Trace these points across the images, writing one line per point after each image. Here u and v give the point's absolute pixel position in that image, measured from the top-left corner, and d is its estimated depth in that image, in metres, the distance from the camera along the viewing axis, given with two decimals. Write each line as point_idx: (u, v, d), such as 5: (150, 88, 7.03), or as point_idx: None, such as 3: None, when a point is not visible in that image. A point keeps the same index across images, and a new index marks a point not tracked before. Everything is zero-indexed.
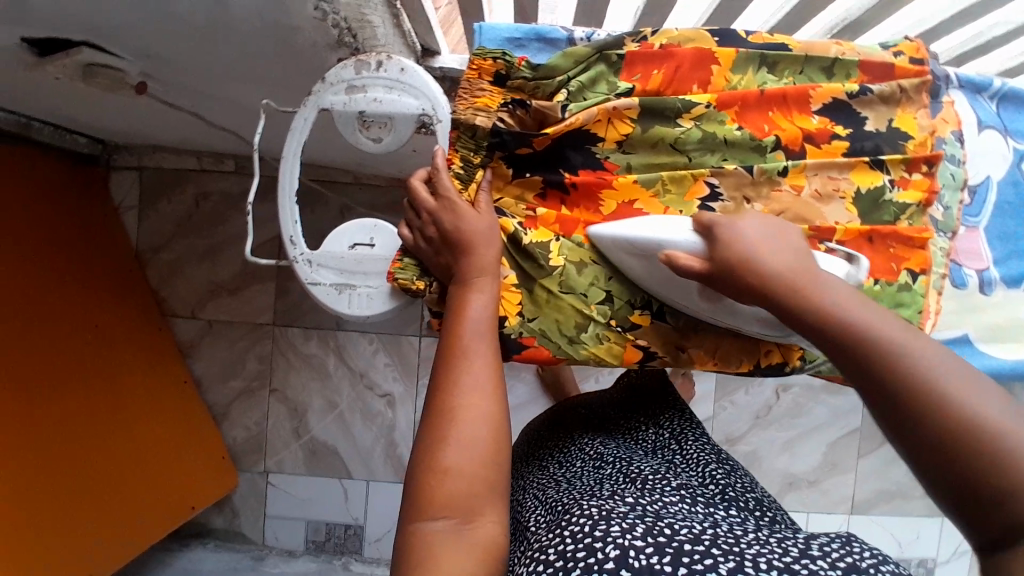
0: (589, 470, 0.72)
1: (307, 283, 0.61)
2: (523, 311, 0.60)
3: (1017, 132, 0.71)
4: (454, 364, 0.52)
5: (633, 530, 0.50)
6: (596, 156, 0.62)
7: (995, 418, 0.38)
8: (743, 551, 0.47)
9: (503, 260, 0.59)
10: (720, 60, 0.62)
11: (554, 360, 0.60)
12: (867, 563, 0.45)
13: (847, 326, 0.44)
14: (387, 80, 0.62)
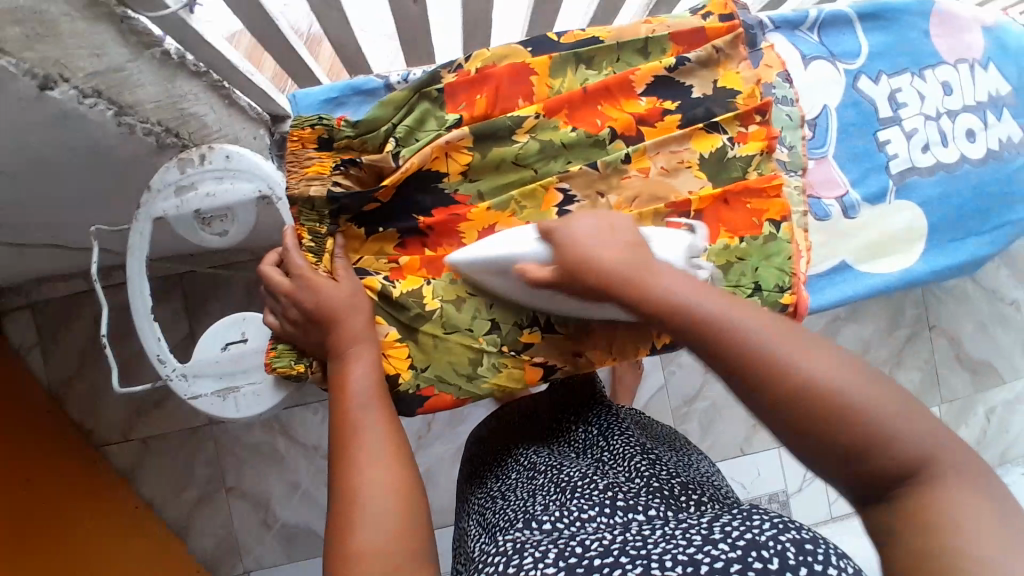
0: (523, 483, 0.72)
1: (188, 398, 0.59)
2: (415, 364, 0.59)
3: (845, 54, 0.72)
4: (348, 445, 0.51)
5: (545, 556, 0.48)
6: (445, 192, 0.61)
7: (828, 378, 0.39)
8: (650, 552, 0.46)
9: (378, 319, 0.58)
10: (537, 70, 0.62)
11: (459, 402, 0.60)
12: (766, 536, 0.44)
13: (696, 317, 0.43)
14: (214, 171, 0.60)
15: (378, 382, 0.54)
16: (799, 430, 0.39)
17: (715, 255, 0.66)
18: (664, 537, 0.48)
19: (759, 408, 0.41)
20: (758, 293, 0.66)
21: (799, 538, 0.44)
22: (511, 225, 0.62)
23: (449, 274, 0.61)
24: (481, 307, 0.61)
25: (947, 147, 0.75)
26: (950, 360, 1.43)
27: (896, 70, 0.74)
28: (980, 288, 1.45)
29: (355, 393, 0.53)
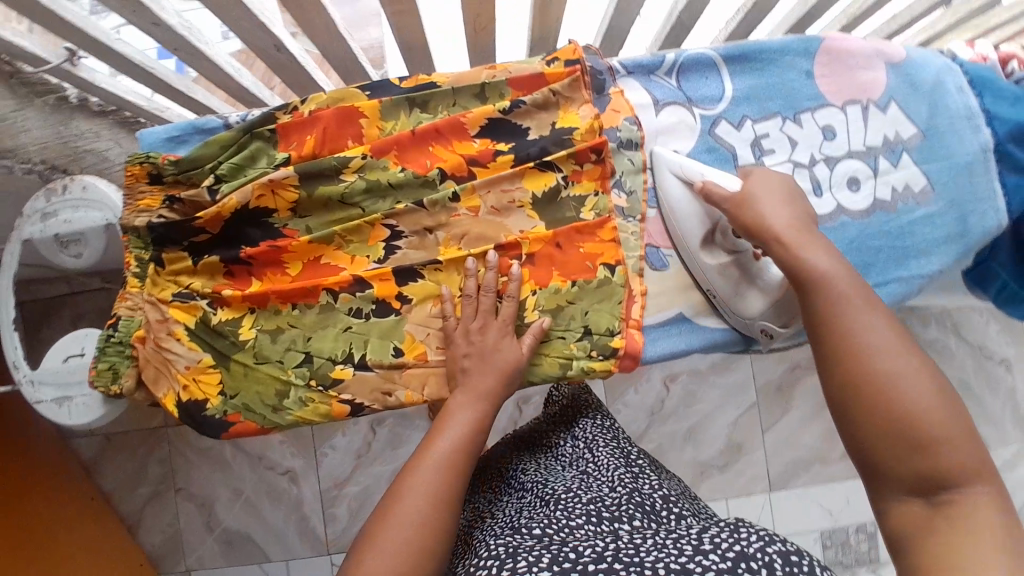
0: (512, 492, 0.73)
1: (32, 403, 0.65)
2: (225, 390, 0.62)
3: (704, 99, 0.70)
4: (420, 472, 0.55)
5: (538, 562, 0.53)
6: (274, 226, 0.64)
7: (923, 406, 0.45)
8: (642, 560, 0.53)
9: (191, 345, 0.61)
10: (367, 113, 0.65)
11: (263, 431, 0.62)
12: (754, 549, 0.51)
13: (822, 283, 0.52)
14: (73, 200, 0.65)
15: (463, 451, 0.57)
16: (869, 400, 0.46)
17: (543, 298, 0.65)
18: (654, 547, 0.54)
19: (837, 372, 0.49)
20: (587, 338, 0.65)
21: (784, 551, 0.51)
22: (336, 258, 0.65)
23: (274, 304, 0.63)
24: (296, 340, 0.63)
25: (819, 198, 0.72)
26: None
27: (764, 115, 0.72)
28: (962, 343, 1.34)
29: (435, 456, 0.56)
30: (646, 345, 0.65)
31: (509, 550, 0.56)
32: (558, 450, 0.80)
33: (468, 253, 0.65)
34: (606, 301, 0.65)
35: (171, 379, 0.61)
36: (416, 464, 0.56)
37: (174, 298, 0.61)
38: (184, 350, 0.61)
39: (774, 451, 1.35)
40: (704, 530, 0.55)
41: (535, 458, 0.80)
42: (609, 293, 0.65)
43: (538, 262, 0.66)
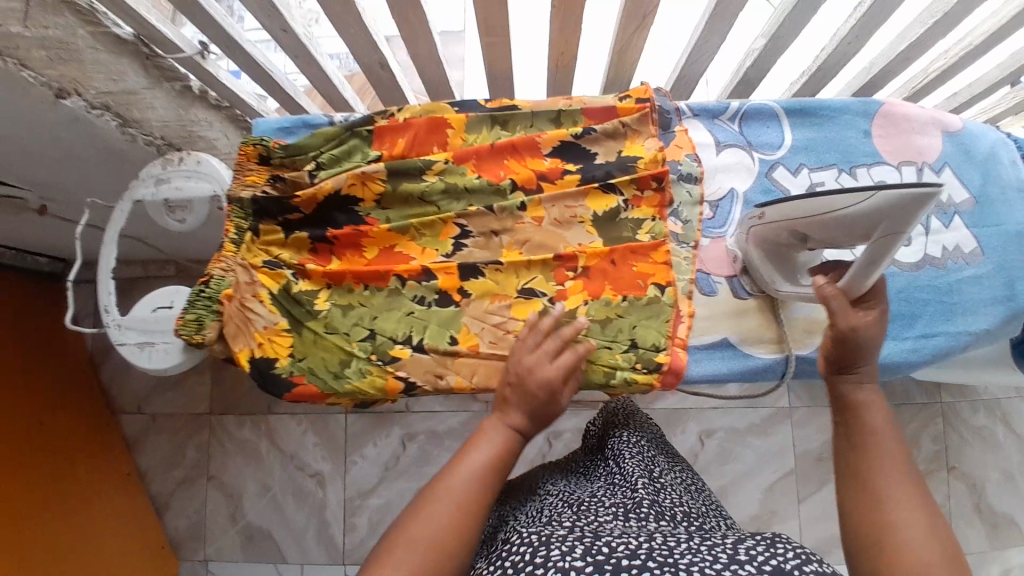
0: (534, 502, 0.73)
1: (116, 344, 0.71)
2: (294, 352, 0.67)
3: (764, 144, 0.75)
4: (434, 492, 0.56)
5: (572, 551, 0.52)
6: (358, 214, 0.71)
7: (911, 545, 0.49)
8: (677, 561, 0.50)
9: (273, 308, 0.68)
10: (453, 125, 0.73)
11: (322, 395, 0.67)
12: (791, 565, 0.47)
13: (853, 417, 0.58)
14: (187, 170, 0.74)
15: (489, 474, 0.58)
16: (862, 543, 0.52)
17: (594, 308, 0.69)
18: (688, 550, 0.52)
19: (850, 509, 0.54)
20: (632, 350, 0.67)
21: (820, 570, 0.47)
22: (409, 248, 0.71)
23: (349, 283, 0.70)
24: (363, 317, 0.69)
25: (948, 227, 0.76)
26: (969, 511, 1.26)
27: (821, 165, 0.76)
28: (1011, 435, 1.28)
29: (456, 482, 0.57)
30: (688, 363, 0.67)
31: (541, 538, 0.55)
32: (591, 470, 0.81)
33: (529, 259, 0.70)
34: (653, 318, 0.68)
35: (248, 337, 0.67)
36: (437, 487, 0.57)
37: (264, 265, 0.69)
38: (265, 311, 0.67)
39: (808, 524, 1.30)
40: (739, 541, 0.52)
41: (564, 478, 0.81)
42: (654, 311, 0.68)
43: (592, 275, 0.70)
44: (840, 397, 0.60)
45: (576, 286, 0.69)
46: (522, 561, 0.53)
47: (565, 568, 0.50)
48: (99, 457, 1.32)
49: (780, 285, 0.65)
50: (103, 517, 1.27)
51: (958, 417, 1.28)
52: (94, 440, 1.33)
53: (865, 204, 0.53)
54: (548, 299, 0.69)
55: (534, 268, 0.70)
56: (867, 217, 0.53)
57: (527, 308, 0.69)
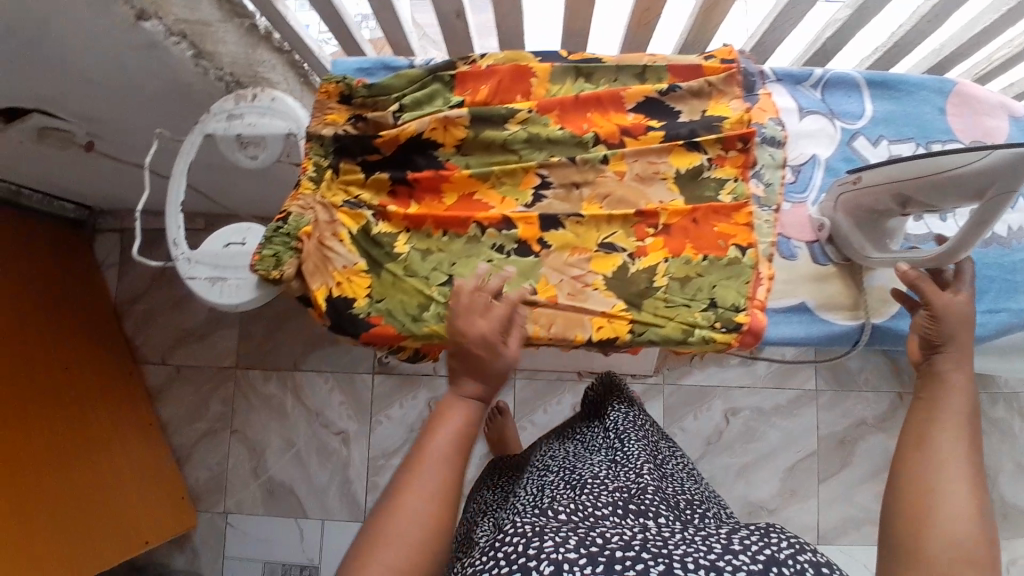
0: (534, 481, 0.77)
1: (185, 278, 0.70)
2: (372, 294, 0.67)
3: (845, 113, 0.75)
4: (419, 464, 0.55)
5: (566, 543, 0.54)
6: (438, 158, 0.70)
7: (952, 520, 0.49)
8: (671, 552, 0.53)
9: (352, 248, 0.67)
10: (538, 74, 0.70)
11: (399, 338, 0.66)
12: (785, 555, 0.51)
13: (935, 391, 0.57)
14: (261, 107, 0.72)
15: (460, 438, 0.57)
16: (907, 493, 0.52)
17: (673, 266, 0.68)
18: (683, 542, 0.55)
19: (897, 473, 0.54)
20: (712, 309, 0.67)
21: (816, 560, 0.51)
22: (488, 196, 0.69)
23: (428, 228, 0.69)
24: (442, 262, 0.68)
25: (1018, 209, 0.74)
26: (984, 500, 1.29)
27: (899, 138, 0.75)
28: None
29: (434, 447, 0.56)
30: (767, 324, 0.67)
31: (535, 529, 0.56)
32: (590, 440, 0.84)
33: (610, 214, 0.69)
34: (733, 278, 0.68)
35: (326, 276, 0.66)
36: (421, 451, 0.56)
37: (344, 204, 0.68)
38: (344, 251, 0.66)
39: (827, 505, 1.32)
40: (735, 532, 0.56)
41: (564, 449, 0.84)
42: (734, 272, 0.68)
43: (673, 233, 0.69)
44: (928, 366, 0.59)
45: (657, 243, 0.69)
46: (515, 552, 0.53)
47: (559, 561, 0.51)
48: (124, 405, 1.31)
49: (869, 252, 0.66)
50: (129, 463, 1.25)
51: (981, 408, 1.30)
52: (119, 388, 1.31)
53: (977, 164, 0.53)
54: (628, 254, 0.69)
55: (615, 222, 0.69)
56: (978, 176, 0.54)
57: (606, 262, 0.69)
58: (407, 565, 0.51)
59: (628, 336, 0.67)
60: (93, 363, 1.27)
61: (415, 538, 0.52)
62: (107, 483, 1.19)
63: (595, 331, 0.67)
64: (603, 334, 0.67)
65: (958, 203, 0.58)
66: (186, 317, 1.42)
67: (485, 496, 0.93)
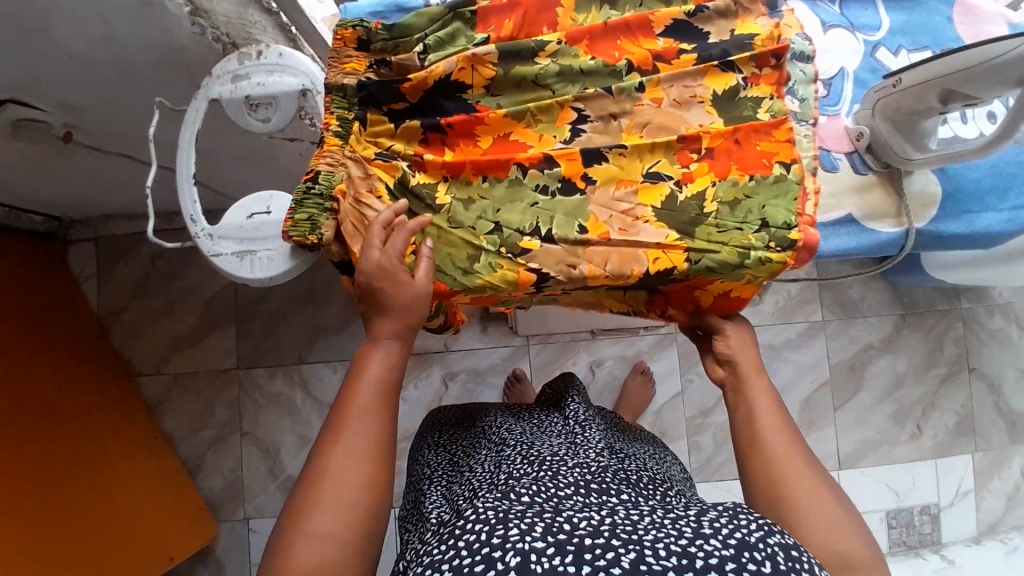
0: (491, 456, 0.76)
1: (210, 256, 0.65)
2: (416, 249, 0.64)
3: (864, 26, 0.75)
4: (348, 425, 0.59)
5: (532, 530, 0.52)
6: (468, 102, 0.67)
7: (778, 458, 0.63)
8: (642, 538, 0.51)
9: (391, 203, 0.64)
10: (563, 3, 0.68)
11: (453, 292, 0.65)
12: (755, 539, 0.51)
13: (745, 395, 0.69)
14: (268, 65, 0.67)
15: (385, 392, 0.61)
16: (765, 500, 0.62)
17: (721, 190, 0.67)
18: (652, 525, 0.53)
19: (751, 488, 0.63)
20: (765, 230, 0.66)
21: (784, 544, 0.51)
22: (525, 135, 0.67)
23: (466, 175, 0.65)
24: (487, 210, 0.65)
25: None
26: (989, 408, 1.35)
27: (918, 47, 0.75)
28: None
29: (359, 401, 0.60)
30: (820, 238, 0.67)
31: (499, 515, 0.54)
32: (547, 423, 0.82)
33: (653, 141, 0.67)
34: (782, 197, 0.66)
35: (366, 235, 0.63)
36: (348, 409, 0.59)
37: (377, 157, 0.64)
38: (383, 206, 0.63)
39: (845, 431, 1.33)
40: (702, 513, 0.55)
41: (519, 425, 0.82)
42: (782, 190, 0.66)
43: (717, 156, 0.67)
44: (736, 379, 0.71)
45: (702, 168, 0.67)
46: (477, 542, 0.51)
47: (526, 551, 0.50)
48: (124, 420, 1.23)
49: (911, 154, 0.66)
50: (137, 479, 1.19)
51: (979, 321, 1.36)
52: (116, 404, 1.23)
53: (1020, 50, 0.54)
54: (674, 182, 0.67)
55: (657, 150, 0.67)
56: (1020, 64, 0.55)
57: (654, 193, 0.67)
58: (343, 526, 0.55)
59: (686, 266, 0.65)
60: (84, 382, 1.19)
61: (346, 501, 0.56)
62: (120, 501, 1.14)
63: (652, 263, 0.65)
64: (660, 266, 0.65)
65: (998, 93, 0.59)
66: (177, 323, 1.34)
67: (427, 457, 0.90)
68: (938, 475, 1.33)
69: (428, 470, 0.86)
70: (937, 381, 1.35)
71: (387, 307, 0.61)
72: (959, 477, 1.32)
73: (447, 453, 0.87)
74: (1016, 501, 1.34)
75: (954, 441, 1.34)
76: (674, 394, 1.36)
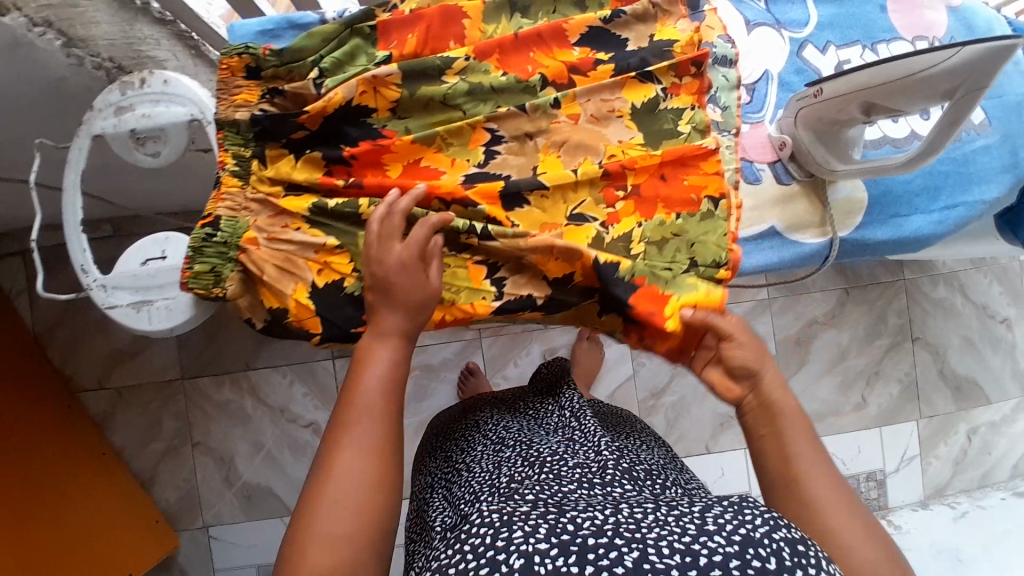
0: (492, 457, 0.74)
1: (105, 308, 0.61)
2: (357, 268, 0.60)
3: (791, 22, 0.71)
4: (349, 427, 0.54)
5: (536, 531, 0.49)
6: (373, 127, 0.62)
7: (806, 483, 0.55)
8: (645, 535, 0.49)
9: (316, 231, 0.60)
10: (469, 14, 0.64)
11: None
12: (759, 534, 0.48)
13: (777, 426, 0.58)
14: (152, 94, 0.62)
15: (393, 381, 0.56)
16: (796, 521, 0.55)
17: (648, 230, 0.65)
18: (656, 522, 0.51)
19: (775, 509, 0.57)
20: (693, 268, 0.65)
21: (790, 538, 0.48)
22: (436, 161, 0.63)
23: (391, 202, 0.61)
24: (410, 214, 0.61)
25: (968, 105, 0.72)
26: (932, 375, 1.39)
27: (847, 42, 0.72)
28: (968, 303, 1.40)
29: (367, 389, 0.55)
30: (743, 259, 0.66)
31: (504, 517, 0.51)
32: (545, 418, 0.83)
33: (576, 180, 0.64)
34: (710, 233, 0.65)
35: (297, 273, 0.59)
36: (354, 397, 0.55)
37: (286, 192, 0.61)
38: (305, 237, 0.59)
39: None
40: (706, 508, 0.52)
41: (518, 424, 0.81)
42: (711, 227, 0.65)
43: (643, 191, 0.65)
44: (759, 398, 0.60)
45: (628, 207, 0.65)
46: (482, 544, 0.49)
47: (529, 554, 0.47)
48: (70, 439, 1.20)
49: (835, 165, 0.64)
50: (89, 497, 1.17)
51: (923, 292, 1.39)
52: (61, 423, 1.20)
53: (949, 62, 0.51)
54: (600, 223, 0.65)
55: (581, 189, 0.65)
56: (949, 77, 0.52)
57: (579, 235, 0.64)
58: (352, 528, 0.50)
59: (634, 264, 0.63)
60: (23, 400, 1.14)
61: (354, 500, 0.51)
62: (74, 519, 1.12)
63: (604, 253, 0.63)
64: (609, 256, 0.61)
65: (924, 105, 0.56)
66: (115, 336, 1.29)
67: (429, 466, 0.87)
68: (883, 442, 1.38)
69: (430, 475, 0.84)
70: (881, 351, 1.38)
71: (400, 303, 0.57)
72: (902, 443, 1.37)
73: (443, 454, 0.86)
74: (960, 463, 1.39)
75: (899, 408, 1.38)
76: (627, 378, 1.37)
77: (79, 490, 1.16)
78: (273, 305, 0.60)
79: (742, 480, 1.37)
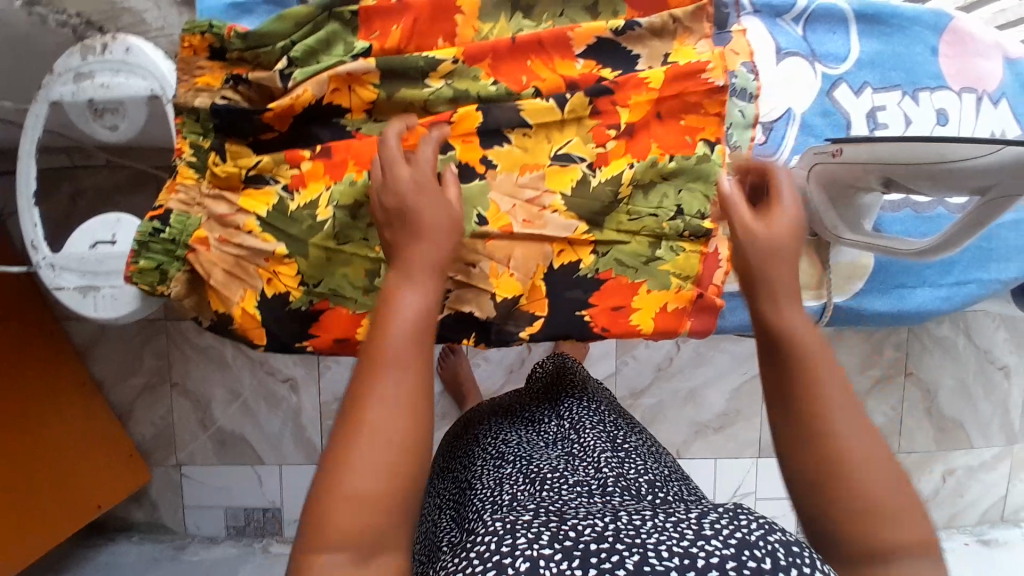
0: (490, 463, 0.66)
1: (52, 288, 0.60)
2: (305, 282, 0.56)
3: (828, 55, 0.64)
4: (372, 372, 0.42)
5: (539, 537, 0.42)
6: (345, 128, 0.57)
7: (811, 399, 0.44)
8: (646, 540, 0.42)
9: (266, 235, 0.55)
10: (464, 9, 0.57)
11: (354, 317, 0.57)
12: (755, 536, 0.41)
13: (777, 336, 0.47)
14: (113, 62, 0.57)
15: (423, 329, 0.44)
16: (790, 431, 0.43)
17: (640, 172, 0.58)
18: (654, 528, 0.44)
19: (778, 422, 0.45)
20: (680, 218, 0.59)
21: (785, 539, 0.41)
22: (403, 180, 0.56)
23: (351, 175, 0.55)
24: None
25: None
26: (918, 413, 1.35)
27: (885, 85, 0.65)
28: (970, 345, 1.35)
29: (394, 341, 0.43)
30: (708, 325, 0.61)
31: (506, 526, 0.44)
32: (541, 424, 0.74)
33: (561, 116, 0.58)
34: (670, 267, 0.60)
35: (247, 279, 0.56)
36: (378, 352, 0.43)
37: (246, 184, 0.56)
38: (256, 241, 0.55)
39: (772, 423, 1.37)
40: (702, 513, 0.45)
41: (514, 430, 0.72)
42: (704, 171, 0.59)
43: (636, 133, 0.59)
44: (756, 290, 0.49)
45: (618, 149, 0.59)
46: (487, 550, 0.42)
47: (534, 558, 0.40)
48: (50, 365, 1.21)
49: (842, 232, 0.59)
50: (67, 426, 1.19)
51: (926, 328, 1.34)
52: (42, 350, 1.20)
53: (988, 159, 0.46)
54: (587, 165, 0.58)
55: (566, 127, 0.58)
56: (982, 173, 0.47)
57: (562, 177, 0.59)
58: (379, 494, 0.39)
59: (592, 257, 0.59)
60: (4, 325, 1.14)
61: (386, 457, 0.40)
62: (52, 447, 1.14)
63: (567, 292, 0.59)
64: (564, 259, 0.59)
65: (945, 193, 0.51)
66: None
67: (435, 485, 0.77)
68: None
69: (433, 495, 0.75)
70: (871, 383, 1.34)
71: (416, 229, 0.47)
72: None
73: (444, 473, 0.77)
74: (930, 503, 1.38)
75: None
76: (609, 375, 1.35)
77: (57, 418, 1.18)
78: (218, 310, 0.57)
79: (709, 488, 1.38)
